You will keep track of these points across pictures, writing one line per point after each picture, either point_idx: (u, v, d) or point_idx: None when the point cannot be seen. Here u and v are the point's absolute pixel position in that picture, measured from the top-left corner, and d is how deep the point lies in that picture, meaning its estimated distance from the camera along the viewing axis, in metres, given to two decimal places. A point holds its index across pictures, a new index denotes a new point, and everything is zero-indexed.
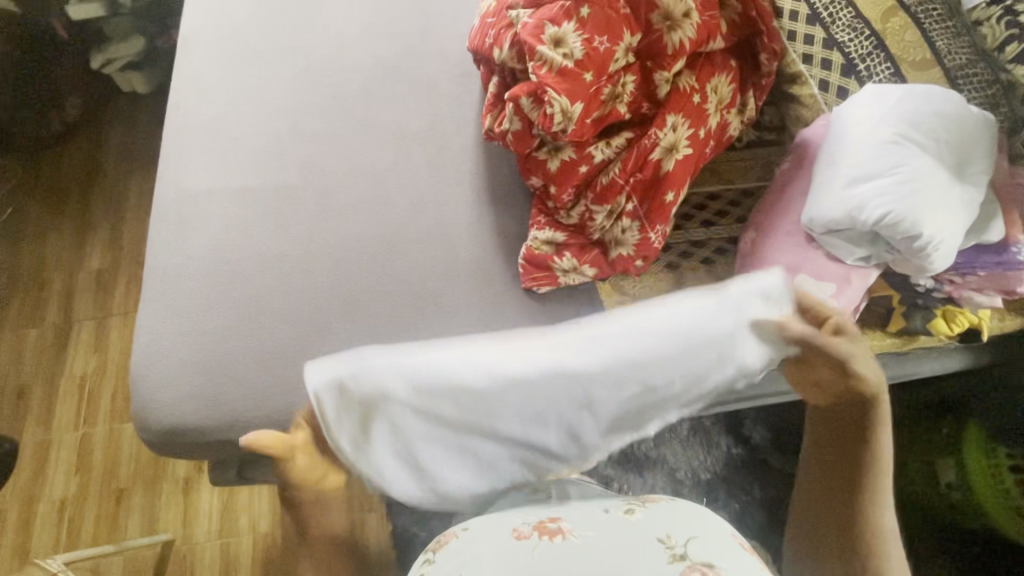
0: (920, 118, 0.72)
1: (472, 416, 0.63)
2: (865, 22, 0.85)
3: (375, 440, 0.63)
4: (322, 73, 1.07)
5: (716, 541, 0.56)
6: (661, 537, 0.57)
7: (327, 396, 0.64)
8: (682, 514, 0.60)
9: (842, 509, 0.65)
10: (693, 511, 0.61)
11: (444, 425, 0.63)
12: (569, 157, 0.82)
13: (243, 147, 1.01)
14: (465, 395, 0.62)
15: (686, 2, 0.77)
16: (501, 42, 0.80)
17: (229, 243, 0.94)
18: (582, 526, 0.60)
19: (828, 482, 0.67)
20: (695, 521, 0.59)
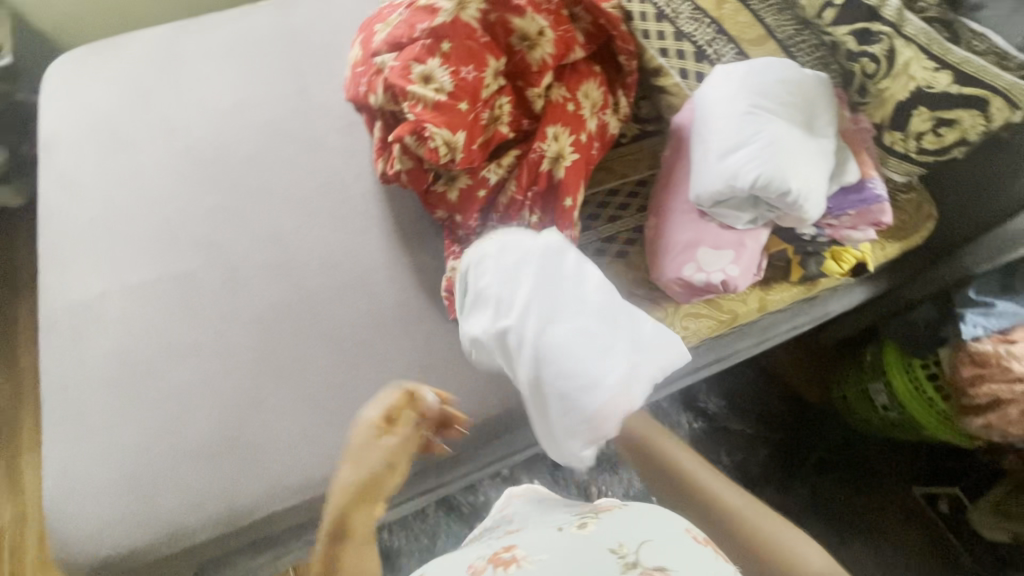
0: (765, 89, 0.79)
1: (515, 267, 0.66)
2: (704, 11, 0.93)
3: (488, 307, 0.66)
4: (205, 149, 1.04)
5: (670, 540, 0.56)
6: (615, 548, 0.56)
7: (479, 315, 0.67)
8: (640, 517, 0.60)
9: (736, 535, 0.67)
10: (646, 512, 0.61)
11: (511, 279, 0.65)
12: (466, 184, 0.83)
13: (131, 242, 0.96)
14: (530, 264, 0.66)
15: (538, 20, 0.80)
16: (373, 87, 0.80)
17: (135, 343, 0.88)
18: (536, 549, 0.58)
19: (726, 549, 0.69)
20: (651, 522, 0.59)
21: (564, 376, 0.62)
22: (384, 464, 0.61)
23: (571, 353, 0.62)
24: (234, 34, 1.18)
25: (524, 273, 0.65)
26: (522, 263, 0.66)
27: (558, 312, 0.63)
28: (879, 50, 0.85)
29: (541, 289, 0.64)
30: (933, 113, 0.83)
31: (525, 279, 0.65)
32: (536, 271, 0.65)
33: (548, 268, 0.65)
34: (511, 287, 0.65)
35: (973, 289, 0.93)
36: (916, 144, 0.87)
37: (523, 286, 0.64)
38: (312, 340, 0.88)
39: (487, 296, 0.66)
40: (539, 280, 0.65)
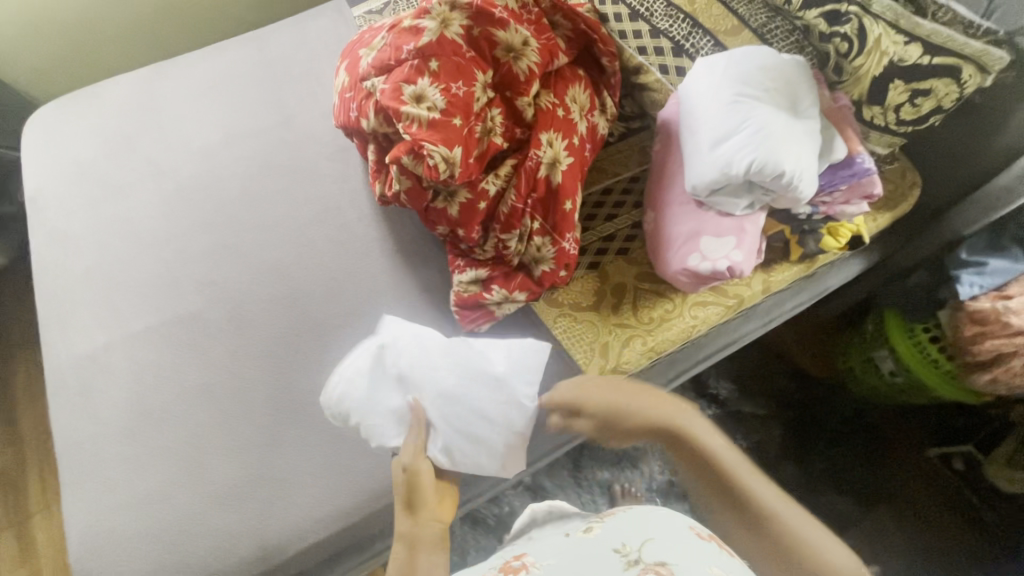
0: (748, 78, 0.81)
1: (382, 371, 0.81)
2: (677, 7, 0.98)
3: (374, 415, 0.79)
4: (196, 190, 1.04)
5: (674, 536, 0.57)
6: (618, 548, 0.56)
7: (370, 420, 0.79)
8: (646, 517, 0.60)
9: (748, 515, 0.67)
10: (651, 511, 0.61)
11: (382, 381, 0.80)
12: (466, 197, 0.84)
13: (131, 290, 0.94)
14: (391, 363, 0.81)
15: (521, 31, 0.80)
16: (366, 111, 0.81)
17: (147, 390, 0.87)
18: (543, 555, 0.60)
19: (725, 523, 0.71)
20: (656, 521, 0.59)
21: (458, 436, 0.78)
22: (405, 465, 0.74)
23: (452, 419, 0.78)
24: (213, 72, 1.18)
25: (394, 375, 0.80)
26: (382, 364, 0.81)
27: (428, 395, 0.79)
28: (849, 29, 0.87)
29: (408, 387, 0.80)
30: (909, 84, 0.86)
31: (398, 378, 0.80)
32: (399, 368, 0.80)
33: (412, 355, 0.81)
34: (386, 391, 0.80)
35: (964, 250, 0.97)
36: (895, 116, 0.90)
37: (398, 389, 0.80)
38: (326, 369, 0.88)
39: (369, 407, 0.79)
40: (406, 376, 0.80)
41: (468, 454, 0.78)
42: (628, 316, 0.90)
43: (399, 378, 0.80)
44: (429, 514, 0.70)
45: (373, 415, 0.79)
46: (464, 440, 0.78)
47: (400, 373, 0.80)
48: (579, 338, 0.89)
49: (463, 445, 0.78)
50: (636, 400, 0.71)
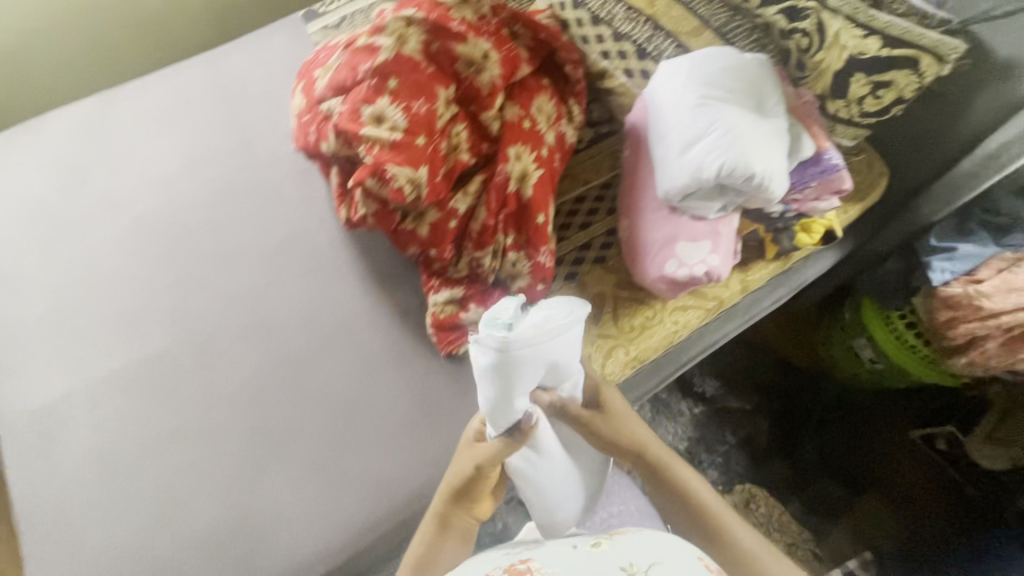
0: (712, 80, 0.81)
1: (521, 362, 0.68)
2: (638, 11, 0.97)
3: (497, 391, 0.70)
4: (154, 222, 0.99)
5: (681, 564, 0.55)
6: (625, 566, 0.55)
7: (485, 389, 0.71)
8: (655, 541, 0.59)
9: (715, 544, 0.67)
10: (660, 535, 0.60)
11: (517, 369, 0.68)
12: (436, 217, 0.82)
13: (90, 332, 0.90)
14: (530, 354, 0.68)
15: (481, 44, 0.78)
16: (325, 134, 0.78)
17: (115, 439, 0.82)
18: (549, 563, 0.59)
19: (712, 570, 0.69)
20: (666, 547, 0.58)
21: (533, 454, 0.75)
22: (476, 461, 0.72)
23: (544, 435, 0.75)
24: (166, 97, 1.13)
25: (529, 374, 0.69)
26: (509, 365, 0.68)
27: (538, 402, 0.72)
28: (809, 25, 0.88)
29: (525, 389, 0.71)
30: (870, 77, 0.86)
31: (527, 374, 0.70)
32: (535, 366, 0.69)
33: (548, 358, 0.70)
34: (516, 381, 0.69)
35: (933, 237, 0.97)
36: (858, 109, 0.90)
37: (529, 377, 0.70)
38: (303, 402, 0.85)
39: (494, 383, 0.69)
40: (535, 376, 0.70)
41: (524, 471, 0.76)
42: (610, 326, 0.89)
43: (523, 377, 0.69)
44: (467, 510, 0.73)
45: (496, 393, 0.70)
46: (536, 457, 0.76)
47: (528, 368, 0.69)
48: None
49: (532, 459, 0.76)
50: (638, 422, 0.74)
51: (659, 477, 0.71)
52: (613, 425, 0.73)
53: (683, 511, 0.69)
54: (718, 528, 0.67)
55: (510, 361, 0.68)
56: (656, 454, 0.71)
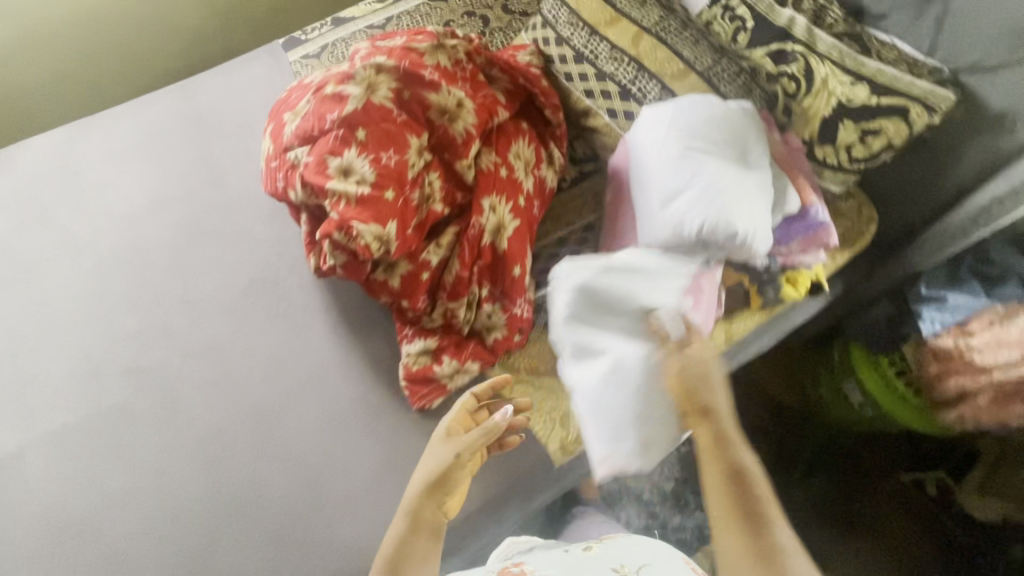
0: (695, 130, 0.78)
1: (603, 277, 0.73)
2: (621, 50, 0.92)
3: (575, 313, 0.72)
4: (119, 263, 0.96)
5: (660, 564, 0.71)
6: (616, 568, 0.69)
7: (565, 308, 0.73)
8: (638, 549, 0.73)
9: (758, 548, 0.56)
10: (640, 543, 0.75)
11: (608, 282, 0.73)
12: (407, 269, 0.78)
13: (47, 383, 0.86)
14: (623, 269, 0.74)
15: (455, 92, 0.76)
16: (292, 183, 0.75)
17: (67, 498, 0.79)
18: (543, 565, 0.72)
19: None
20: (645, 551, 0.73)
21: (625, 388, 0.69)
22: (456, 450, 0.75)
23: (640, 369, 0.69)
24: (136, 128, 1.10)
25: (641, 284, 0.73)
26: (614, 270, 0.74)
27: (623, 332, 0.72)
28: (796, 69, 0.85)
29: (608, 313, 0.73)
30: (859, 124, 0.83)
31: (634, 284, 0.73)
32: (638, 281, 0.74)
33: (629, 280, 0.73)
34: (626, 285, 0.73)
35: (924, 284, 0.96)
36: (847, 154, 0.86)
37: (620, 291, 0.73)
38: (267, 460, 0.81)
39: (573, 303, 0.72)
40: (619, 296, 0.72)
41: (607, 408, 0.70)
42: None
43: (653, 279, 0.74)
44: (438, 504, 0.72)
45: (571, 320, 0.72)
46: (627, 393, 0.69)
47: (620, 283, 0.73)
48: (539, 405, 0.85)
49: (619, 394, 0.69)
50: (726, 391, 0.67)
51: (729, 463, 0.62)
52: (696, 364, 0.67)
53: (731, 495, 0.60)
54: (767, 527, 0.58)
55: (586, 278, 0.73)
56: (727, 425, 0.64)
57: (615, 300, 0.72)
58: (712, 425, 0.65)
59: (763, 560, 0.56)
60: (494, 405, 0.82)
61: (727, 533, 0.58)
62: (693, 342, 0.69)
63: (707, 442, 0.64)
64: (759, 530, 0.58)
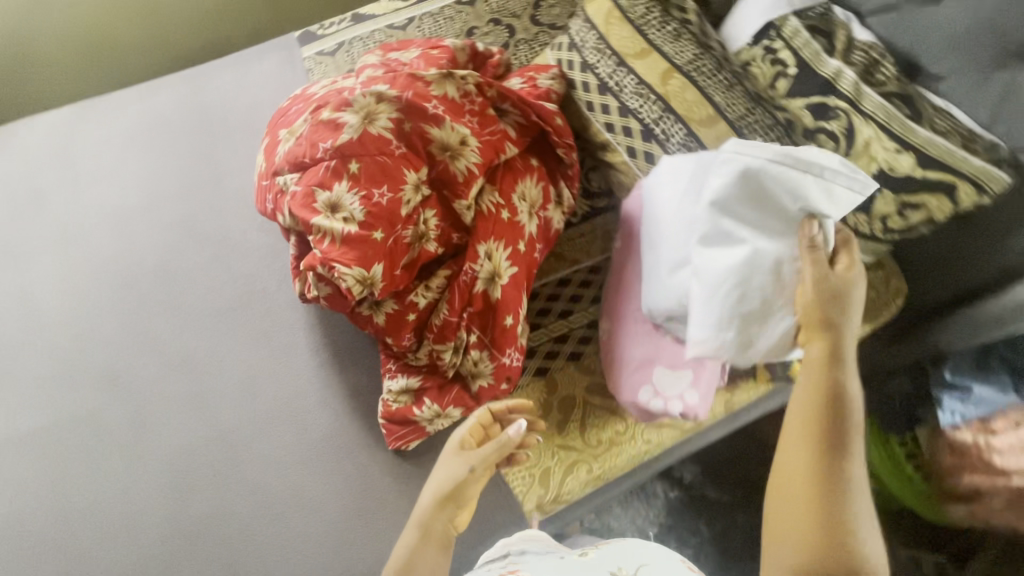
0: (726, 195, 0.70)
1: (757, 174, 0.70)
2: (648, 86, 0.85)
3: (728, 203, 0.71)
4: (109, 258, 0.94)
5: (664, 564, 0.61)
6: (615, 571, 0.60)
7: (734, 201, 0.70)
8: (637, 548, 0.64)
9: (829, 464, 0.59)
10: (644, 543, 0.66)
11: (771, 179, 0.70)
12: (393, 309, 0.74)
13: (25, 382, 0.85)
14: (775, 169, 0.70)
15: (459, 129, 0.70)
16: (280, 208, 0.71)
17: (34, 506, 0.78)
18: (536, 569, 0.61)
19: (776, 536, 0.58)
20: (648, 551, 0.64)
21: (738, 288, 0.70)
22: (470, 464, 0.69)
23: (763, 275, 0.70)
24: (140, 117, 1.06)
25: (791, 186, 0.70)
26: (773, 166, 0.70)
27: (759, 235, 0.71)
28: (837, 126, 0.78)
29: (749, 211, 0.71)
30: (898, 196, 0.76)
31: (773, 190, 0.70)
32: (802, 180, 0.70)
33: (782, 180, 0.70)
34: (771, 186, 0.70)
35: (949, 370, 0.91)
36: (881, 224, 0.78)
37: (777, 186, 0.70)
38: (233, 489, 0.79)
39: (732, 193, 0.70)
40: (779, 191, 0.70)
41: (715, 305, 0.70)
42: (575, 437, 0.82)
43: (800, 191, 0.70)
44: (451, 516, 0.68)
45: (720, 207, 0.71)
46: (737, 294, 0.70)
47: (767, 184, 0.70)
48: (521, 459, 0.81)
49: (727, 292, 0.70)
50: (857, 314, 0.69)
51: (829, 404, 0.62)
52: (829, 287, 0.68)
53: (826, 415, 0.62)
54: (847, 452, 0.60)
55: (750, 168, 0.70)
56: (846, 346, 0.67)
57: (766, 202, 0.70)
58: (829, 343, 0.67)
59: (825, 492, 0.57)
60: (510, 419, 0.75)
61: (799, 443, 0.61)
62: (841, 257, 0.70)
63: (833, 356, 0.66)
64: (829, 494, 0.57)
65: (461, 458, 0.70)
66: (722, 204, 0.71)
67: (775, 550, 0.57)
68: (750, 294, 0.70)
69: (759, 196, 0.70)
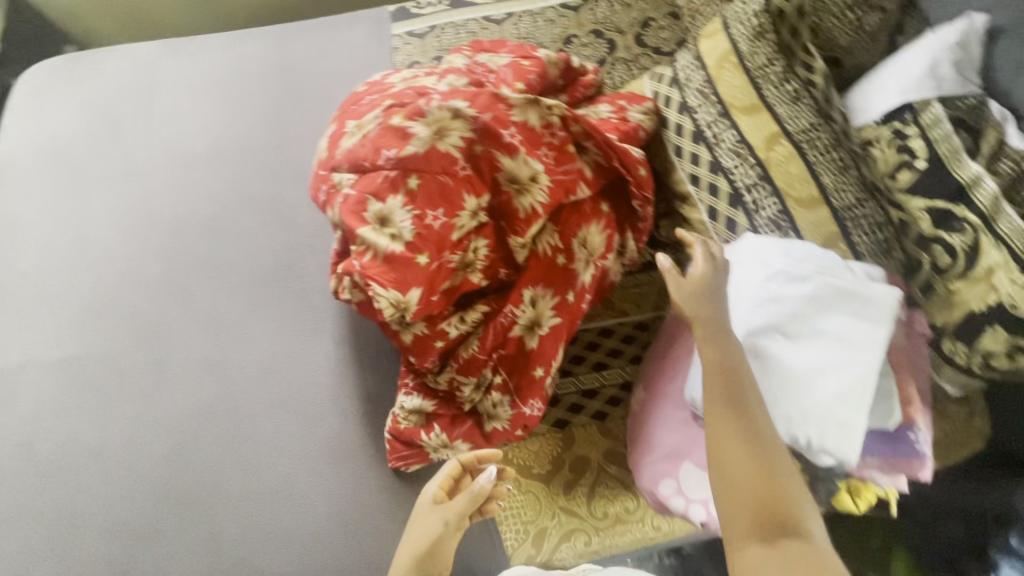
0: (784, 293, 0.69)
1: (800, 268, 0.68)
2: (749, 146, 0.76)
3: (777, 293, 0.69)
4: (163, 201, 0.94)
5: None
6: None
7: (782, 292, 0.69)
8: None
9: (750, 445, 0.59)
10: None
11: (816, 274, 0.68)
12: (421, 332, 0.70)
13: (62, 309, 0.87)
14: (816, 264, 0.68)
15: (532, 163, 0.66)
16: (329, 204, 0.68)
17: (45, 435, 0.80)
18: None
19: (735, 526, 0.55)
20: None
21: (791, 382, 0.66)
22: (445, 519, 0.67)
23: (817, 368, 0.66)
24: (222, 64, 1.05)
25: (847, 287, 0.67)
26: (819, 262, 0.69)
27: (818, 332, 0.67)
28: (958, 242, 0.65)
29: (802, 305, 0.68)
30: (1015, 337, 0.62)
31: (825, 284, 0.68)
32: (849, 279, 0.67)
33: (829, 273, 0.68)
34: (816, 281, 0.68)
35: None
36: (981, 359, 0.65)
37: (822, 276, 0.68)
38: (227, 467, 0.78)
39: (775, 281, 0.69)
40: (825, 286, 0.67)
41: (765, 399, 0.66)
42: (580, 503, 0.77)
43: (850, 290, 0.67)
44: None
45: (773, 297, 0.69)
46: (789, 389, 0.66)
47: (813, 277, 0.68)
48: (518, 513, 0.77)
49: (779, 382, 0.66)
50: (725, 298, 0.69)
51: (732, 378, 0.63)
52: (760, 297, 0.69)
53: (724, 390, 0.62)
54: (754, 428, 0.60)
55: (793, 262, 0.69)
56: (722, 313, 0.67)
57: (816, 296, 0.68)
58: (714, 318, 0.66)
59: (758, 472, 0.57)
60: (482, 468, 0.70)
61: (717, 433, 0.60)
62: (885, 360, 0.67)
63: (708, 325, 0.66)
64: (767, 471, 0.57)
65: (436, 515, 0.67)
66: (773, 293, 0.69)
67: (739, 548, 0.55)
68: (793, 376, 0.66)
69: (806, 287, 0.68)
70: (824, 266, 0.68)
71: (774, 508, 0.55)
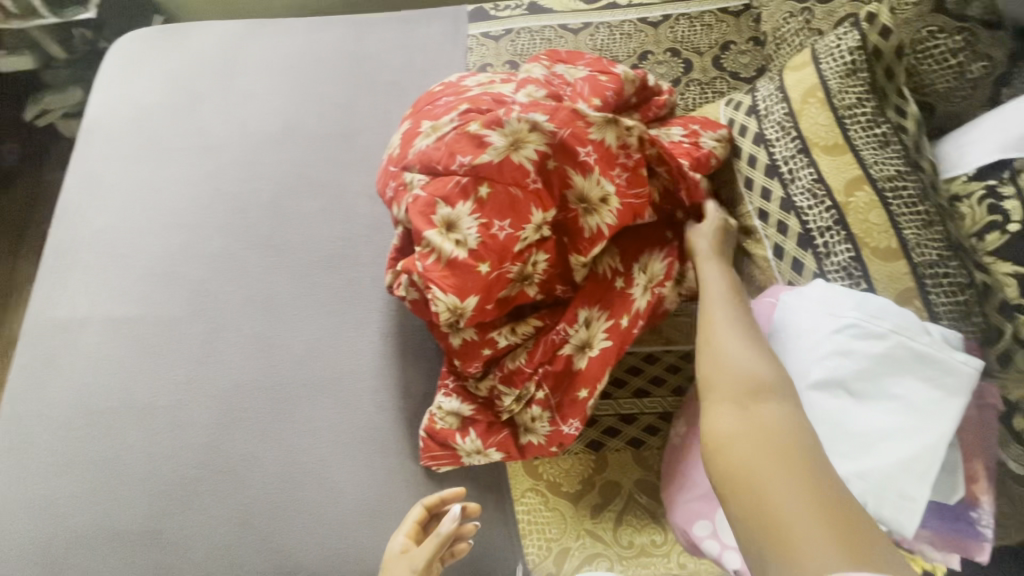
0: (856, 348, 0.65)
1: (875, 323, 0.65)
2: (827, 188, 0.73)
3: (848, 347, 0.65)
4: (231, 177, 0.97)
5: None
6: None
7: (854, 344, 0.65)
8: None
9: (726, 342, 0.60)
10: None
11: (893, 334, 0.64)
12: (471, 337, 0.71)
13: (129, 271, 0.91)
14: (891, 321, 0.65)
15: (604, 184, 0.65)
16: (397, 202, 0.69)
17: (100, 389, 0.84)
18: None
19: (719, 390, 0.56)
20: None
21: (857, 442, 0.62)
22: (412, 565, 0.66)
23: (887, 431, 0.62)
24: (300, 49, 1.08)
25: (926, 351, 0.63)
26: (896, 319, 0.65)
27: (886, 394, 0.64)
28: None
29: (874, 364, 0.64)
30: None
31: (900, 344, 0.64)
32: (927, 343, 0.64)
33: (904, 331, 0.64)
34: (891, 339, 0.64)
35: None
36: None
37: (896, 332, 0.64)
38: (265, 443, 0.80)
39: (847, 332, 0.66)
40: (899, 345, 0.64)
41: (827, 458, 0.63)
42: (606, 529, 0.76)
43: (930, 356, 0.63)
44: None
45: (844, 351, 0.65)
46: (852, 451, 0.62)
47: (890, 335, 0.64)
48: (541, 529, 0.77)
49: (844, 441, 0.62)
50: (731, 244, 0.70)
51: (730, 300, 0.64)
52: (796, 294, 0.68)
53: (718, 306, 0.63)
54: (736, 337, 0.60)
55: (867, 313, 0.65)
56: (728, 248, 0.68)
57: (889, 353, 0.64)
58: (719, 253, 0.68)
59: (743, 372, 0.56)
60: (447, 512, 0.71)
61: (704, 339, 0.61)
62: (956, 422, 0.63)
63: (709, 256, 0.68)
64: (750, 373, 0.56)
65: (405, 562, 0.67)
66: (845, 346, 0.65)
67: (718, 431, 0.53)
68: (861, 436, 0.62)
69: (880, 343, 0.64)
70: (899, 323, 0.65)
71: (764, 383, 0.55)
